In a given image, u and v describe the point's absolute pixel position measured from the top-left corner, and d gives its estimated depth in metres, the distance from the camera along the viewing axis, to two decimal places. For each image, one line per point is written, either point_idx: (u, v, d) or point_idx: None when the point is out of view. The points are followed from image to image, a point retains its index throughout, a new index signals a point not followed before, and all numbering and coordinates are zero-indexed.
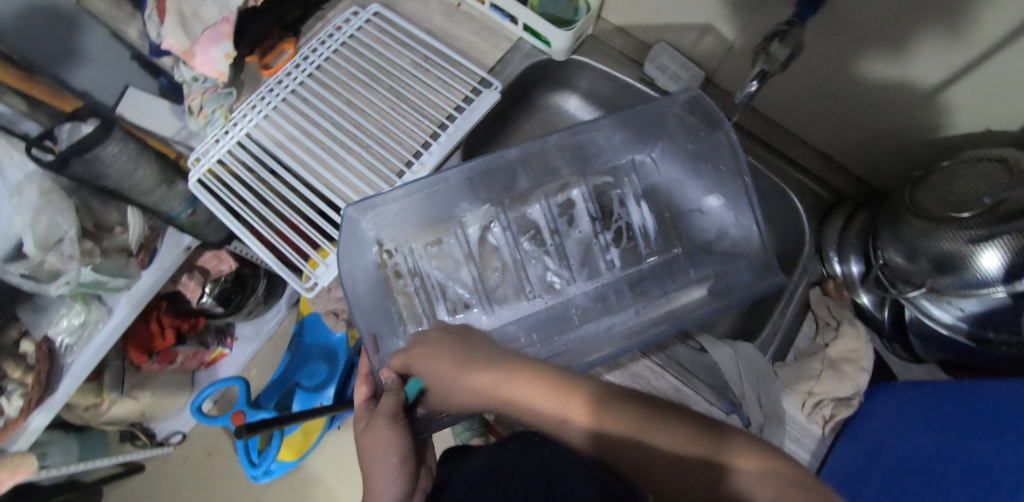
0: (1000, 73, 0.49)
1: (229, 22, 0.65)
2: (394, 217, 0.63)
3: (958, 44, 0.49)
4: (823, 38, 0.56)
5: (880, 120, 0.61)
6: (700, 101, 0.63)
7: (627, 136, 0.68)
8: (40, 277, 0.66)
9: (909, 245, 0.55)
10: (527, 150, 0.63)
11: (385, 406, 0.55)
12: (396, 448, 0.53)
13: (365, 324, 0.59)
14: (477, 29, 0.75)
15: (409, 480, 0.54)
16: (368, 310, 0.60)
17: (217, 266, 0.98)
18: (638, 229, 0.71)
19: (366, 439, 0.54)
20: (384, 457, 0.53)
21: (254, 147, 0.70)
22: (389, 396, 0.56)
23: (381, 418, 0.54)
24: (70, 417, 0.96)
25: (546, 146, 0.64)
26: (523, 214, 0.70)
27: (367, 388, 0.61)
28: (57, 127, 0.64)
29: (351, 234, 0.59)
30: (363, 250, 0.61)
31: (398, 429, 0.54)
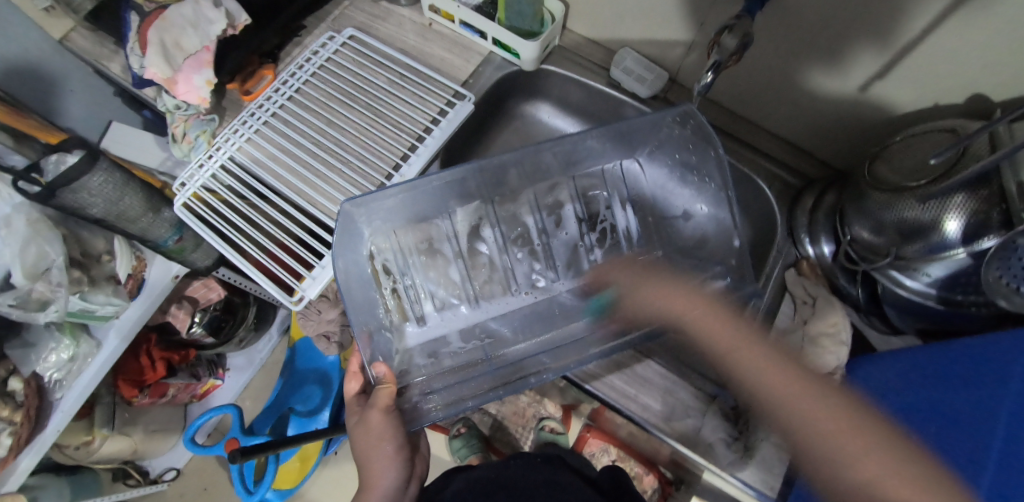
0: (937, 48, 0.52)
1: (210, 50, 0.68)
2: (387, 213, 0.63)
3: (893, 23, 0.52)
4: (775, 27, 0.59)
5: (837, 104, 0.64)
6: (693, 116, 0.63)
7: (615, 146, 0.68)
8: (28, 307, 0.67)
9: (874, 218, 0.57)
10: (524, 153, 0.64)
11: (379, 398, 0.57)
12: (390, 438, 0.57)
13: (356, 319, 0.60)
14: (449, 46, 0.78)
15: (403, 464, 0.59)
16: (358, 302, 0.61)
17: (206, 295, 0.98)
18: (623, 228, 0.72)
19: (361, 430, 0.57)
20: (379, 445, 0.57)
21: (238, 170, 0.71)
22: (383, 389, 0.58)
23: (375, 410, 0.57)
24: (59, 457, 0.94)
25: (540, 150, 0.64)
26: (512, 214, 0.70)
27: (357, 384, 0.64)
28: (43, 158, 0.65)
29: (347, 229, 0.61)
30: (358, 245, 0.62)
31: (392, 420, 0.58)
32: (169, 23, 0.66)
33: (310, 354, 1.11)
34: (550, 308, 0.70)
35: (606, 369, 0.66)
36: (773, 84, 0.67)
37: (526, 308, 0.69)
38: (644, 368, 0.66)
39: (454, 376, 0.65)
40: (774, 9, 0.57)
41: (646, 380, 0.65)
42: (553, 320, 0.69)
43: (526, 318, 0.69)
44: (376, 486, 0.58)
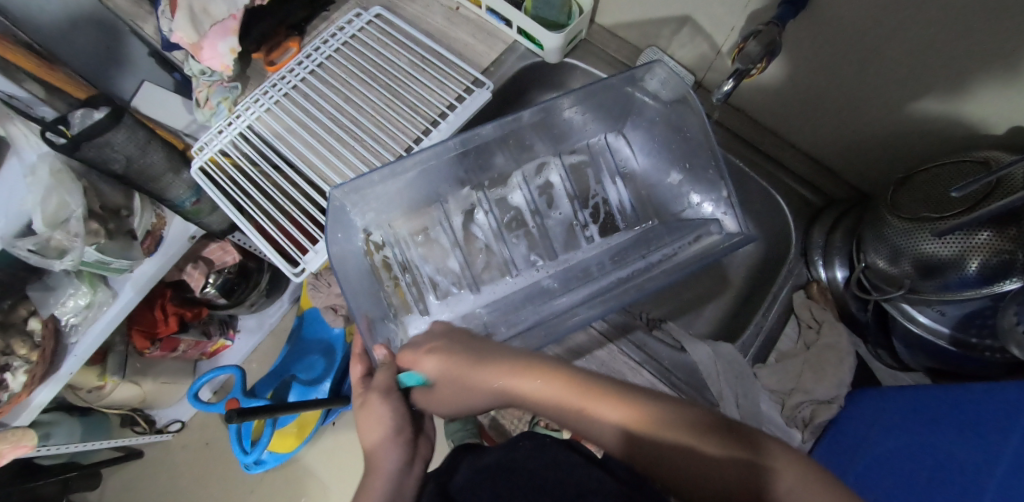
0: (985, 69, 0.49)
1: (237, 18, 0.69)
2: (379, 200, 0.64)
3: (935, 42, 0.49)
4: (810, 36, 0.57)
5: (869, 123, 0.61)
6: (674, 80, 0.63)
7: (599, 116, 0.69)
8: (47, 254, 0.69)
9: (891, 247, 0.55)
10: (502, 127, 0.63)
11: (379, 381, 0.57)
12: (390, 419, 0.55)
13: (355, 306, 0.59)
14: (474, 32, 0.77)
15: (406, 446, 0.56)
16: (357, 292, 0.60)
17: (222, 257, 1.00)
18: (615, 203, 0.72)
19: (362, 413, 0.56)
20: (379, 428, 0.56)
21: (255, 139, 0.72)
22: (383, 371, 0.58)
23: (376, 391, 0.57)
24: (73, 398, 0.99)
25: (519, 124, 0.64)
26: (501, 197, 0.71)
27: (361, 367, 0.64)
28: (71, 112, 0.68)
29: (337, 217, 0.61)
30: (351, 233, 0.63)
31: (392, 402, 0.56)
32: None
33: (318, 324, 1.13)
34: (546, 289, 0.68)
35: (597, 372, 0.65)
36: (801, 96, 0.64)
37: (522, 289, 0.69)
38: (635, 376, 0.65)
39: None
40: (808, 17, 0.55)
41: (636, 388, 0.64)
42: (550, 292, 0.67)
43: (525, 297, 0.68)
44: (378, 470, 0.54)
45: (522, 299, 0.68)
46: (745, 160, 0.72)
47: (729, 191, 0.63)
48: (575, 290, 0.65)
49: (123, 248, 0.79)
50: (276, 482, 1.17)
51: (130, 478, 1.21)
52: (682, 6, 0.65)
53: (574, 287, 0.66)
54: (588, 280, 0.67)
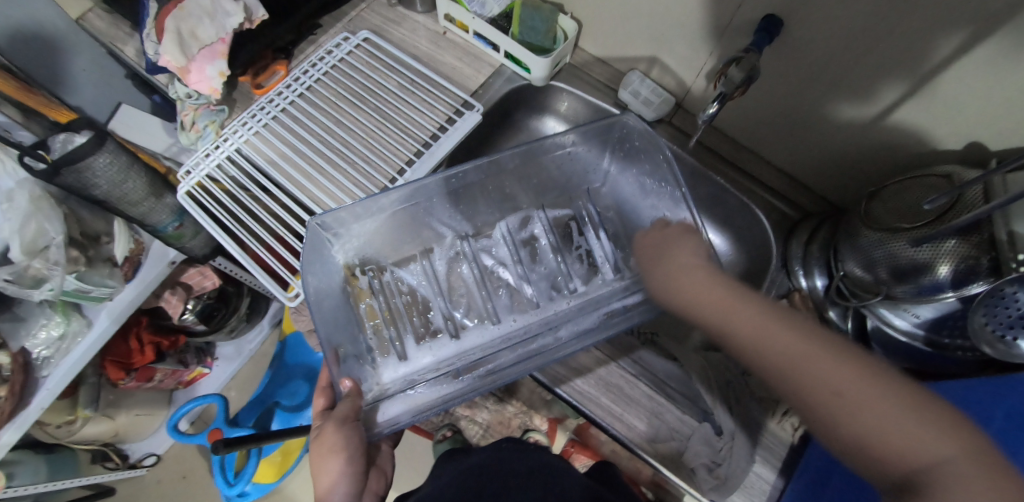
0: (952, 91, 0.53)
1: (225, 42, 0.69)
2: (364, 239, 0.62)
3: (908, 65, 0.53)
4: (780, 63, 0.62)
5: (841, 141, 0.65)
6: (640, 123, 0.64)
7: (586, 158, 0.68)
8: (23, 283, 0.67)
9: (866, 256, 0.58)
10: (486, 171, 0.64)
11: (340, 408, 0.51)
12: (343, 449, 0.49)
13: (325, 336, 0.54)
14: (461, 55, 0.79)
15: (355, 482, 0.50)
16: (330, 323, 0.55)
17: (200, 282, 0.97)
18: (600, 260, 0.68)
19: (314, 441, 0.51)
20: (331, 457, 0.49)
21: (243, 161, 0.72)
22: (347, 399, 0.52)
23: (333, 420, 0.51)
24: (41, 435, 0.94)
25: (501, 164, 0.64)
26: (484, 246, 0.69)
27: (324, 400, 0.57)
28: (52, 136, 0.67)
29: (315, 249, 0.57)
30: (328, 270, 0.59)
31: (350, 431, 0.50)
32: (185, 13, 0.66)
33: (300, 349, 1.10)
34: (526, 331, 0.62)
35: (596, 386, 0.64)
36: (771, 116, 0.69)
37: (503, 335, 0.62)
38: (633, 389, 0.64)
39: (429, 388, 0.57)
40: (784, 41, 0.59)
41: (635, 401, 0.64)
42: (529, 333, 0.61)
43: (507, 337, 0.62)
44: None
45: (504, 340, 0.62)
46: (725, 176, 0.75)
47: (684, 188, 0.61)
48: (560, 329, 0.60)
49: (104, 276, 0.77)
50: None
51: None
52: (665, 29, 0.68)
53: (561, 328, 0.60)
54: (548, 328, 0.61)
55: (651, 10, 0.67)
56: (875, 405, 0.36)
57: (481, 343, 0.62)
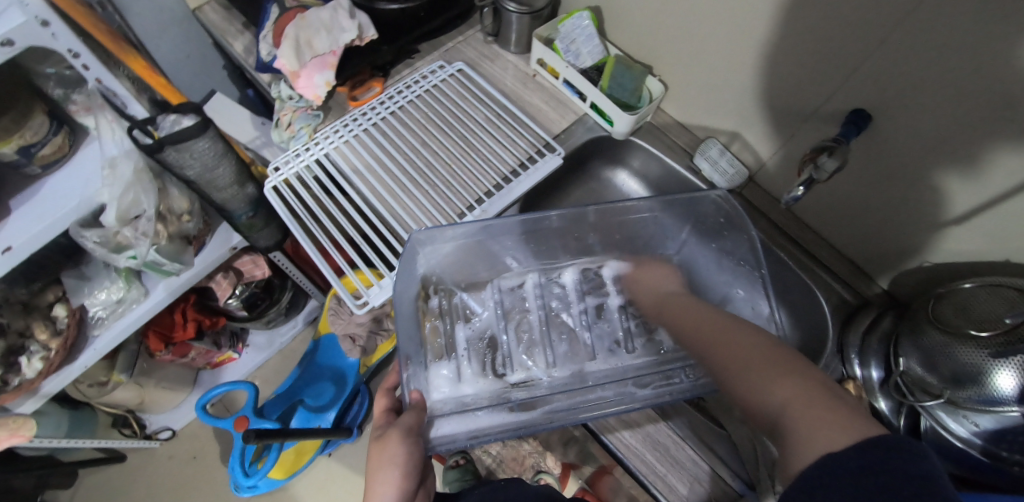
0: None
1: (336, 54, 0.74)
2: (444, 258, 0.65)
3: (1002, 176, 0.54)
4: (864, 155, 0.64)
5: (912, 237, 0.67)
6: (727, 203, 0.68)
7: (671, 222, 0.71)
8: (107, 247, 0.72)
9: (929, 356, 0.58)
10: (569, 218, 0.67)
11: (405, 420, 0.52)
12: (401, 462, 0.49)
13: (402, 346, 0.58)
14: (547, 99, 0.83)
15: (404, 498, 0.49)
16: (406, 332, 0.59)
17: (251, 270, 1.01)
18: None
19: (376, 448, 0.51)
20: (387, 467, 0.49)
21: (330, 166, 0.75)
22: (412, 413, 0.53)
23: (397, 429, 0.51)
24: (72, 392, 0.96)
25: (585, 216, 0.67)
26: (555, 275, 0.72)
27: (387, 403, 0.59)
28: (161, 115, 0.71)
29: (407, 261, 0.61)
30: (410, 281, 0.61)
31: (410, 446, 0.50)
32: (307, 24, 0.72)
33: (332, 351, 1.11)
34: (582, 379, 0.64)
35: (641, 440, 0.64)
36: (844, 203, 0.70)
37: (558, 377, 0.65)
38: (678, 450, 0.64)
39: (489, 414, 0.59)
40: (870, 134, 0.61)
41: (679, 464, 0.63)
42: (587, 383, 0.64)
43: (564, 383, 0.64)
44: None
45: (562, 384, 0.64)
46: (786, 252, 0.77)
47: (764, 270, 0.66)
48: (609, 384, 0.63)
49: (177, 252, 0.81)
50: None
51: (102, 486, 1.13)
52: (753, 104, 0.71)
53: (632, 386, 0.62)
54: (613, 380, 0.64)
55: (741, 85, 0.71)
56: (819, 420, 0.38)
57: (526, 381, 0.64)
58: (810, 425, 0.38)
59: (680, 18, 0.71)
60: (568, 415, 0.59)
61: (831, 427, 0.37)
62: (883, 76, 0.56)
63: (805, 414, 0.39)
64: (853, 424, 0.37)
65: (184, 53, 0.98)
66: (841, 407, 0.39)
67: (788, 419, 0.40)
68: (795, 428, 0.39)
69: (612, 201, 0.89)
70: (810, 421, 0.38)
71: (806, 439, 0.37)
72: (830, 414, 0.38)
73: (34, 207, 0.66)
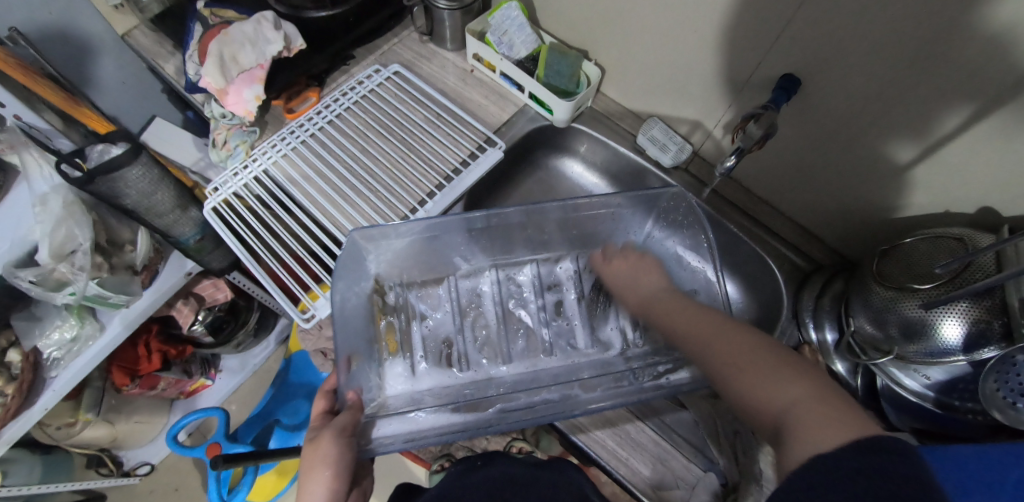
0: (969, 154, 0.54)
1: (263, 68, 0.72)
2: (397, 254, 0.64)
3: (932, 128, 0.54)
4: (798, 118, 0.63)
5: (854, 196, 0.66)
6: (682, 198, 0.68)
7: (631, 213, 0.70)
8: (46, 286, 0.69)
9: (877, 314, 0.58)
10: (527, 214, 0.66)
11: (339, 420, 0.52)
12: (333, 462, 0.48)
13: (341, 344, 0.56)
14: (487, 93, 0.82)
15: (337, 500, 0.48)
16: (350, 332, 0.58)
17: (213, 294, 0.99)
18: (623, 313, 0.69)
19: (308, 450, 0.50)
20: (319, 469, 0.48)
21: (269, 182, 0.74)
22: (347, 413, 0.53)
23: (330, 429, 0.50)
24: (39, 437, 0.92)
25: (542, 213, 0.66)
26: (510, 274, 0.71)
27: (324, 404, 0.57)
28: (90, 146, 0.70)
29: (352, 259, 0.60)
30: (362, 278, 0.62)
31: (344, 444, 0.50)
32: (229, 39, 0.71)
33: (304, 368, 1.09)
34: (537, 377, 0.63)
35: (602, 427, 0.63)
36: (788, 171, 0.70)
37: (515, 375, 0.64)
38: (639, 433, 0.63)
39: (430, 415, 0.57)
40: (800, 98, 0.61)
41: (640, 447, 0.63)
42: (539, 382, 0.62)
43: (516, 381, 0.63)
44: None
45: (515, 383, 0.63)
46: (736, 223, 0.77)
47: (721, 270, 0.64)
48: (556, 385, 0.61)
49: (124, 283, 0.79)
50: None
51: None
52: (688, 78, 0.71)
53: (578, 389, 0.60)
54: (560, 382, 0.61)
55: (675, 60, 0.70)
56: (818, 422, 0.38)
57: (483, 380, 0.64)
58: (812, 428, 0.38)
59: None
60: (520, 415, 0.57)
61: (833, 428, 0.37)
62: (810, 38, 0.55)
63: (809, 418, 0.38)
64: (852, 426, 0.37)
65: (117, 80, 0.96)
66: (847, 416, 0.38)
67: (791, 420, 0.39)
68: (795, 428, 0.39)
69: (563, 189, 0.88)
70: (811, 423, 0.38)
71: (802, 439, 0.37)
72: (837, 417, 0.37)
73: None
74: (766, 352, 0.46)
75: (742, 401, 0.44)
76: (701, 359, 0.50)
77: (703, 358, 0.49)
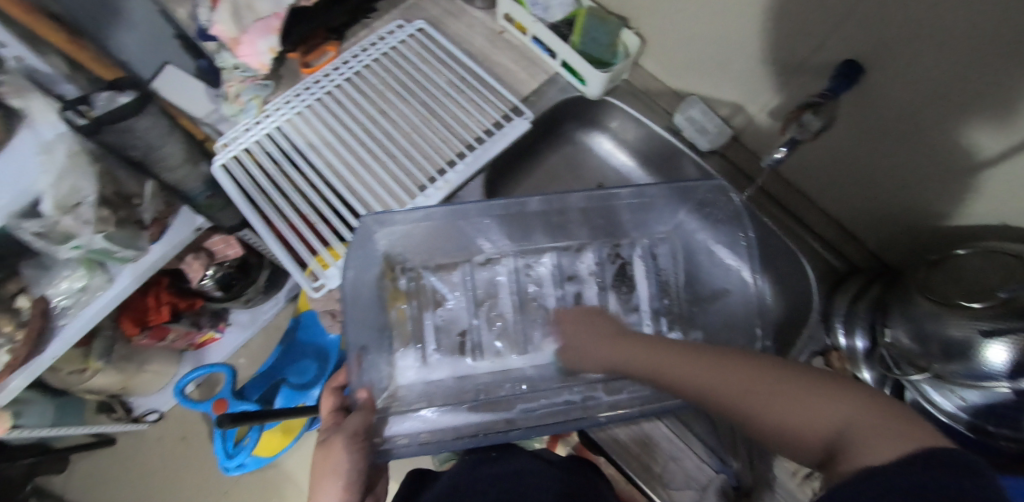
0: None
1: (280, 17, 0.67)
2: (410, 235, 0.62)
3: (1006, 135, 0.49)
4: (854, 111, 0.58)
5: (903, 198, 0.62)
6: (724, 192, 0.64)
7: (659, 207, 0.67)
8: (52, 237, 0.68)
9: (917, 326, 0.54)
10: (550, 204, 0.63)
11: (350, 424, 0.50)
12: (345, 472, 0.47)
13: (352, 337, 0.55)
14: (516, 58, 0.77)
15: None
16: (360, 319, 0.57)
17: (223, 250, 0.97)
18: (646, 309, 0.67)
19: (320, 456, 0.49)
20: (331, 478, 0.47)
21: (282, 140, 0.70)
22: (359, 414, 0.52)
23: (342, 435, 0.49)
24: (52, 380, 0.94)
25: (568, 204, 0.63)
26: (530, 261, 0.68)
27: (335, 400, 0.56)
28: (95, 93, 0.64)
29: (362, 242, 0.58)
30: (370, 259, 0.59)
31: (357, 451, 0.49)
32: None
33: (314, 328, 1.09)
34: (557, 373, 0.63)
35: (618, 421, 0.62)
36: (835, 165, 0.65)
37: (535, 367, 0.64)
38: (654, 428, 0.62)
39: (443, 414, 0.57)
40: (859, 89, 0.56)
41: (654, 442, 0.61)
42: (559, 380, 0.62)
43: (541, 377, 0.63)
44: None
45: (541, 378, 0.63)
46: (772, 218, 0.73)
47: (757, 273, 0.63)
48: (577, 386, 0.60)
49: (131, 238, 0.77)
50: (251, 489, 1.12)
51: (96, 467, 1.15)
52: (736, 57, 0.65)
53: (600, 391, 0.59)
54: (581, 383, 0.61)
55: (723, 36, 0.64)
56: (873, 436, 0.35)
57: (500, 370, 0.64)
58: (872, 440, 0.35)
59: None
60: (529, 422, 0.56)
61: (897, 442, 0.34)
62: (880, 24, 0.49)
63: (866, 431, 0.36)
64: (914, 433, 0.34)
65: None
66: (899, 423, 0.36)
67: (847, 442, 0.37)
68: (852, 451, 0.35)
69: (590, 167, 0.84)
70: (873, 440, 0.35)
71: (870, 454, 0.34)
72: (888, 429, 0.35)
73: None
74: (781, 372, 0.44)
75: (778, 429, 0.41)
76: (712, 400, 0.46)
77: (717, 400, 0.45)
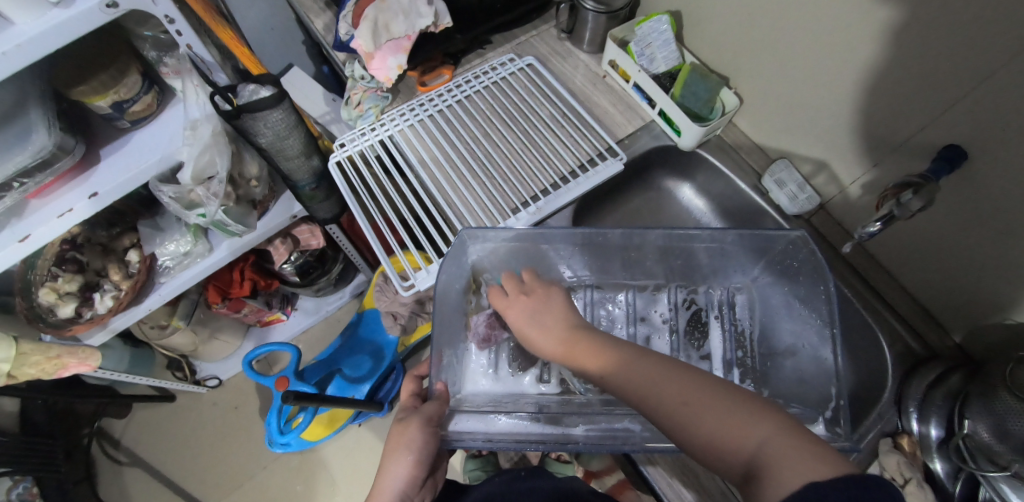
0: None
1: (411, 39, 0.75)
2: (496, 252, 0.67)
3: None
4: (951, 196, 0.58)
5: (993, 292, 0.61)
6: (805, 243, 0.63)
7: (741, 260, 0.68)
8: (182, 203, 0.78)
9: (1001, 423, 0.53)
10: (630, 238, 0.66)
11: (427, 409, 0.54)
12: (416, 449, 0.51)
13: (437, 337, 0.60)
14: (615, 101, 0.81)
15: (413, 484, 0.52)
16: (446, 323, 0.62)
17: (308, 239, 1.04)
18: (718, 360, 0.67)
19: (396, 430, 0.53)
20: (402, 452, 0.52)
21: (393, 147, 0.76)
22: (435, 402, 0.56)
23: (419, 416, 0.53)
24: (135, 329, 1.02)
25: (646, 239, 0.66)
26: (606, 295, 0.72)
27: (413, 386, 0.61)
28: (242, 85, 0.73)
29: (456, 254, 0.63)
30: (461, 267, 0.64)
31: (429, 434, 0.53)
32: (387, 6, 0.72)
33: (374, 325, 1.14)
34: None
35: (671, 466, 0.62)
36: (925, 247, 0.65)
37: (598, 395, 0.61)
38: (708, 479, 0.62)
39: (510, 421, 0.58)
40: (960, 176, 0.56)
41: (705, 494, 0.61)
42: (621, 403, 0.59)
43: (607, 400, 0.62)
44: (383, 489, 0.51)
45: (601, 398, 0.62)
46: (852, 290, 0.73)
47: (836, 330, 0.58)
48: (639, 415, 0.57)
49: (242, 214, 0.86)
50: (287, 468, 1.17)
51: (153, 420, 1.22)
52: (833, 128, 0.67)
53: None
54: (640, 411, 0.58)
55: (824, 106, 0.66)
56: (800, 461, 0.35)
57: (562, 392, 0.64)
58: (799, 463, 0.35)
59: (768, 33, 0.68)
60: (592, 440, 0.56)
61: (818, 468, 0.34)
62: (988, 117, 0.51)
63: (785, 454, 0.36)
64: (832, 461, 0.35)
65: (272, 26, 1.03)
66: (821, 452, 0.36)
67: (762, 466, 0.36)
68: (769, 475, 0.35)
69: (670, 213, 0.87)
70: (790, 462, 0.35)
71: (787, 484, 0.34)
72: (811, 454, 0.35)
73: (118, 159, 0.71)
74: (719, 389, 0.42)
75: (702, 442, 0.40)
76: (648, 408, 0.44)
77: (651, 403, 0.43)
